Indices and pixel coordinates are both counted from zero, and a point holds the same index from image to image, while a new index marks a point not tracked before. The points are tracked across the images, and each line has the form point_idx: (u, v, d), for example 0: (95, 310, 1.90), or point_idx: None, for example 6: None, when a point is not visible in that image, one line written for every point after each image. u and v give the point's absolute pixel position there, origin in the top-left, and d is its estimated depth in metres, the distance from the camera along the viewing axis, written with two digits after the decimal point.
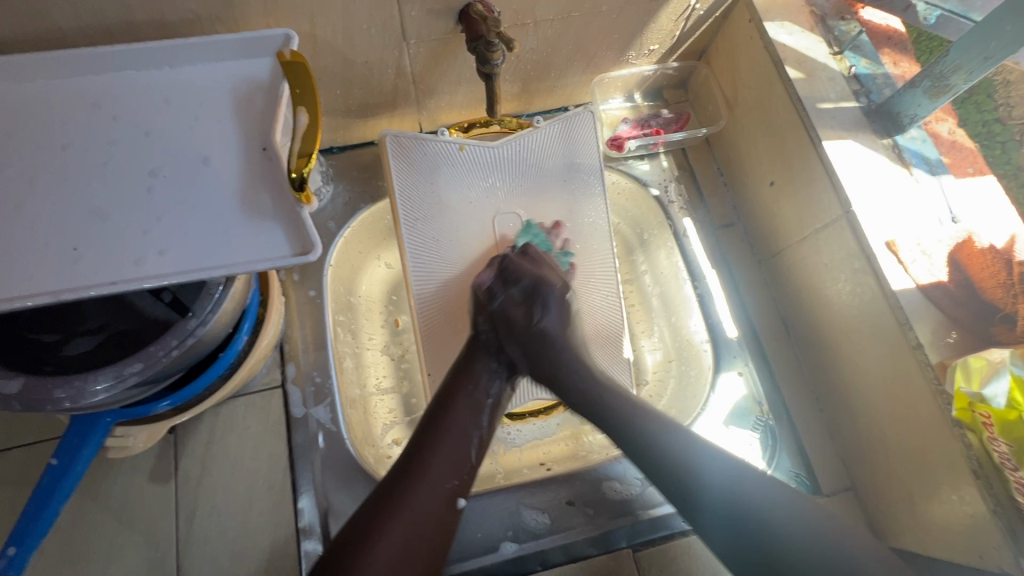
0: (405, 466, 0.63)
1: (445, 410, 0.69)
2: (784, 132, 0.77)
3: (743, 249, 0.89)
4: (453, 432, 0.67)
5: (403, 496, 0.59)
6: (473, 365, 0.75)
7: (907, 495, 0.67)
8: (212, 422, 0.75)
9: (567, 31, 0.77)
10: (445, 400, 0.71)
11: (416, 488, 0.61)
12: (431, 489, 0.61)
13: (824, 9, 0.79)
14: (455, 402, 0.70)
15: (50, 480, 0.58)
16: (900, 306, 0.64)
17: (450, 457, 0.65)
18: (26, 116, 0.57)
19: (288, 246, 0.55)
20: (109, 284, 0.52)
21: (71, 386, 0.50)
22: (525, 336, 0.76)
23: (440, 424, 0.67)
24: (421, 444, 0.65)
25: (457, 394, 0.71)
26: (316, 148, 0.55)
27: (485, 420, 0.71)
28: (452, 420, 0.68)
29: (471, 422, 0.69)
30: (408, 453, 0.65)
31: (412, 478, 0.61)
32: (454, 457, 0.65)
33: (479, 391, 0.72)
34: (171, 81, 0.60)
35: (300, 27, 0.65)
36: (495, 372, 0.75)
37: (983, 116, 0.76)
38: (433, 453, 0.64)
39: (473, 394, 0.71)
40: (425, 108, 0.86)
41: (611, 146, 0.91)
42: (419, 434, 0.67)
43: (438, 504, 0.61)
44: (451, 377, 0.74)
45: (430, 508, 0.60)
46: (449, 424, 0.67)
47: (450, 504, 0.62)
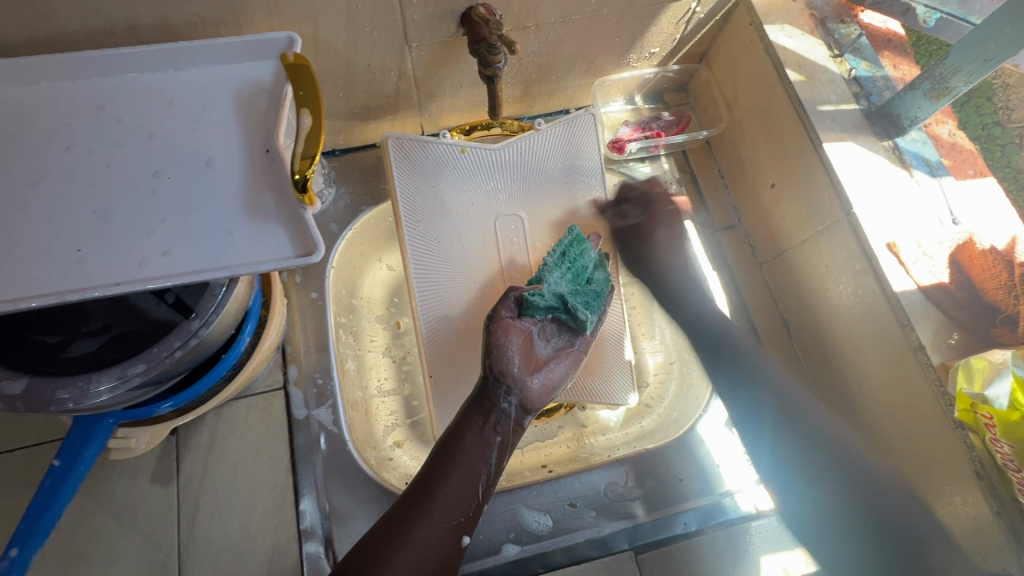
0: (411, 500, 0.62)
1: (455, 445, 0.66)
2: (785, 134, 0.77)
3: (743, 250, 0.90)
4: (462, 467, 0.65)
5: (407, 533, 0.59)
6: (484, 399, 0.69)
7: None
8: (214, 424, 0.75)
9: (568, 35, 0.78)
10: (455, 433, 0.67)
11: (420, 527, 0.60)
12: (435, 527, 0.61)
13: (824, 12, 0.80)
14: (466, 437, 0.67)
15: (53, 481, 0.58)
16: (901, 307, 0.64)
17: (456, 494, 0.63)
18: (30, 118, 0.57)
19: (292, 247, 0.55)
20: (113, 284, 0.52)
21: (75, 387, 0.50)
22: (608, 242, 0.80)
23: (448, 460, 0.65)
24: (428, 477, 0.64)
25: (467, 428, 0.67)
26: (319, 150, 0.55)
27: (497, 456, 0.67)
28: (462, 455, 0.65)
29: (480, 458, 0.66)
30: (416, 484, 0.64)
31: (417, 515, 0.61)
32: (461, 495, 0.63)
33: (490, 426, 0.68)
34: (176, 85, 0.61)
35: (303, 31, 0.66)
36: (506, 410, 0.68)
37: (982, 120, 0.76)
38: (439, 491, 0.63)
39: (485, 428, 0.67)
40: (427, 111, 0.87)
41: (612, 148, 0.93)
42: (429, 466, 0.66)
43: (441, 546, 0.60)
44: (463, 409, 0.70)
45: (432, 549, 0.60)
46: (457, 459, 0.65)
47: (452, 544, 0.61)
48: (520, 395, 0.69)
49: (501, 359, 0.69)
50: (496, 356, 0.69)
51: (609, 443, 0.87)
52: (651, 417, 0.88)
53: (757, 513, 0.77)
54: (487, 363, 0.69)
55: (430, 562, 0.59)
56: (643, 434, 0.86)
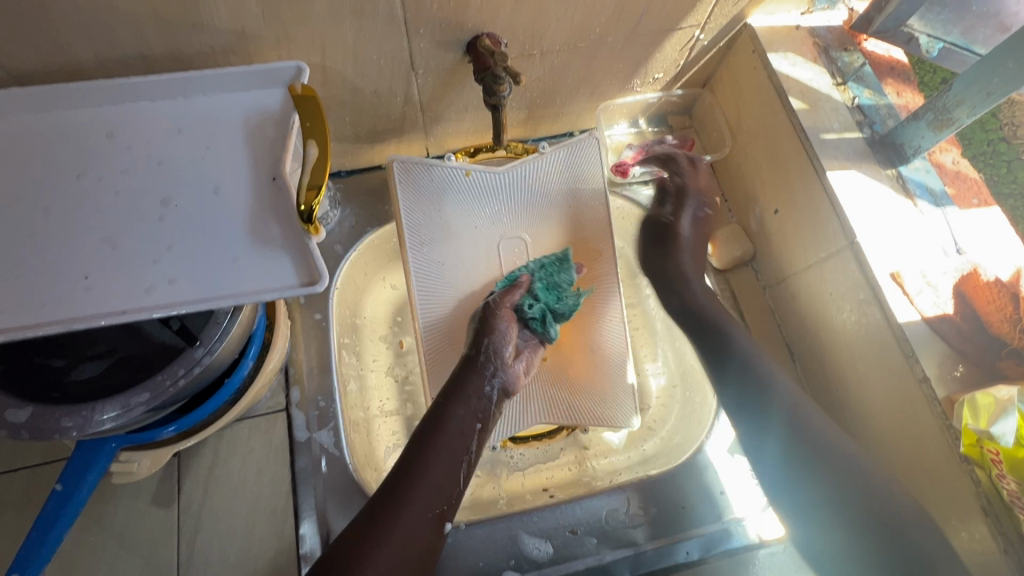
0: (393, 488, 0.61)
1: (437, 429, 0.67)
2: (787, 160, 0.78)
3: (750, 278, 0.89)
4: (444, 453, 0.65)
5: (392, 523, 0.58)
6: (470, 379, 0.73)
7: None
8: (216, 446, 0.75)
9: (573, 62, 0.79)
10: (436, 418, 0.68)
11: (406, 517, 0.60)
12: (420, 512, 0.61)
13: (827, 40, 0.80)
14: (448, 423, 0.68)
15: (54, 506, 0.58)
16: (905, 337, 0.64)
17: (440, 482, 0.63)
18: (43, 145, 0.58)
19: (296, 275, 0.56)
20: (119, 313, 0.53)
21: (78, 415, 0.50)
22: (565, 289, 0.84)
23: (430, 445, 0.65)
24: (411, 462, 0.64)
25: (451, 412, 0.69)
26: (325, 180, 0.56)
27: (472, 444, 0.69)
28: (445, 440, 0.66)
29: (461, 446, 0.67)
30: (396, 470, 0.64)
31: (402, 504, 0.60)
32: (443, 481, 0.64)
33: (471, 411, 0.70)
34: (185, 112, 0.62)
35: (311, 59, 0.66)
36: (489, 394, 0.73)
37: (987, 135, 0.77)
38: (423, 476, 0.63)
39: (467, 414, 0.70)
40: (433, 134, 0.87)
41: (616, 171, 0.93)
42: (409, 451, 0.65)
43: (424, 534, 0.60)
44: (443, 394, 0.71)
45: (416, 539, 0.59)
46: (440, 445, 0.66)
47: (435, 532, 0.61)
48: (503, 379, 0.75)
49: (490, 345, 0.75)
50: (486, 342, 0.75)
51: (612, 466, 0.87)
52: (654, 441, 0.89)
53: (760, 543, 0.75)
54: (482, 343, 0.76)
55: (414, 552, 0.58)
56: (646, 459, 0.86)
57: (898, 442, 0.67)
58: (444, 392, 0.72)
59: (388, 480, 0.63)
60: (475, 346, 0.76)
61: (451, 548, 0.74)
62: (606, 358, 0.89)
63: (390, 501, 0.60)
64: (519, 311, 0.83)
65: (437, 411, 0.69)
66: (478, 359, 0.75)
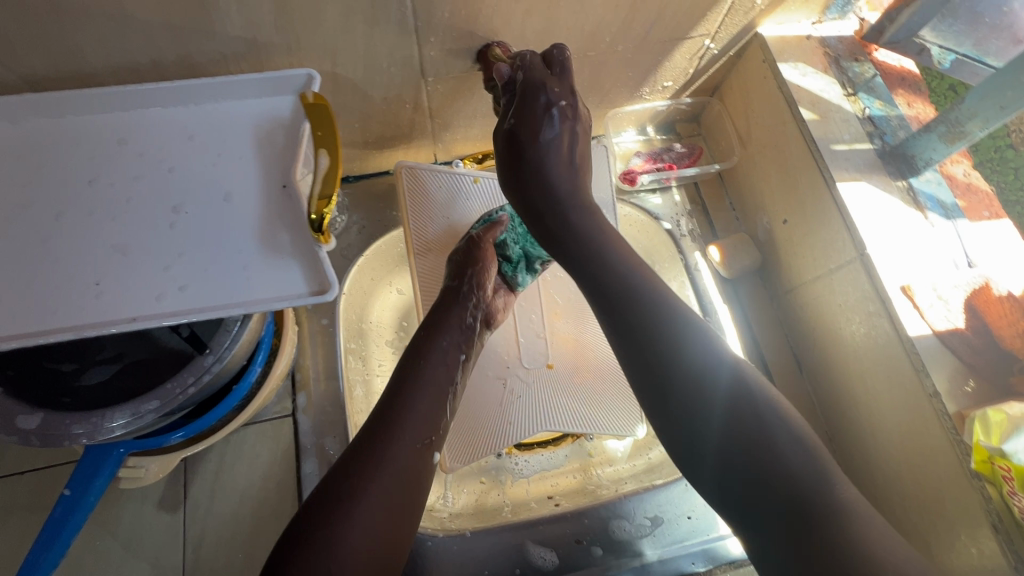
0: (376, 421, 0.58)
1: (419, 361, 0.66)
2: (796, 170, 0.77)
3: (758, 285, 0.89)
4: (430, 388, 0.64)
5: (382, 453, 0.55)
6: (454, 307, 0.73)
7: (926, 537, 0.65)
8: (222, 451, 0.75)
9: (583, 70, 0.78)
10: (416, 354, 0.67)
11: (395, 445, 0.56)
12: (409, 441, 0.57)
13: (838, 50, 0.80)
14: (429, 356, 0.66)
15: (62, 511, 0.58)
16: (917, 352, 0.63)
17: (424, 410, 0.61)
18: (54, 151, 0.59)
19: (306, 284, 0.56)
20: (129, 320, 0.53)
21: (89, 422, 0.50)
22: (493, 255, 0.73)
23: (409, 377, 0.63)
24: (396, 394, 0.61)
25: (432, 345, 0.68)
26: (336, 191, 0.56)
27: (454, 375, 0.68)
28: (429, 372, 0.65)
29: (446, 379, 0.66)
30: (382, 403, 0.61)
31: (387, 434, 0.57)
32: (426, 408, 0.62)
33: (454, 343, 0.70)
34: (198, 119, 0.62)
35: (322, 66, 0.66)
36: (472, 325, 0.74)
37: (993, 141, 0.73)
38: (409, 406, 0.60)
39: (451, 347, 0.69)
40: (441, 140, 0.88)
41: (623, 180, 0.93)
42: (392, 388, 0.63)
43: (412, 461, 0.56)
44: (422, 330, 0.70)
45: (408, 464, 0.56)
46: (426, 380, 0.64)
47: (426, 457, 0.58)
48: (483, 310, 0.77)
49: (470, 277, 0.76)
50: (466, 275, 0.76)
51: (616, 474, 0.87)
52: (659, 448, 0.88)
53: None
54: (465, 273, 0.76)
55: (408, 475, 0.55)
56: (650, 468, 0.86)
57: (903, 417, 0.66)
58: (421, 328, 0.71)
59: (373, 417, 0.59)
60: (456, 277, 0.76)
61: (457, 556, 0.75)
62: (613, 366, 0.89)
63: (376, 430, 0.57)
64: (499, 246, 0.84)
65: (417, 346, 0.68)
66: (459, 292, 0.75)
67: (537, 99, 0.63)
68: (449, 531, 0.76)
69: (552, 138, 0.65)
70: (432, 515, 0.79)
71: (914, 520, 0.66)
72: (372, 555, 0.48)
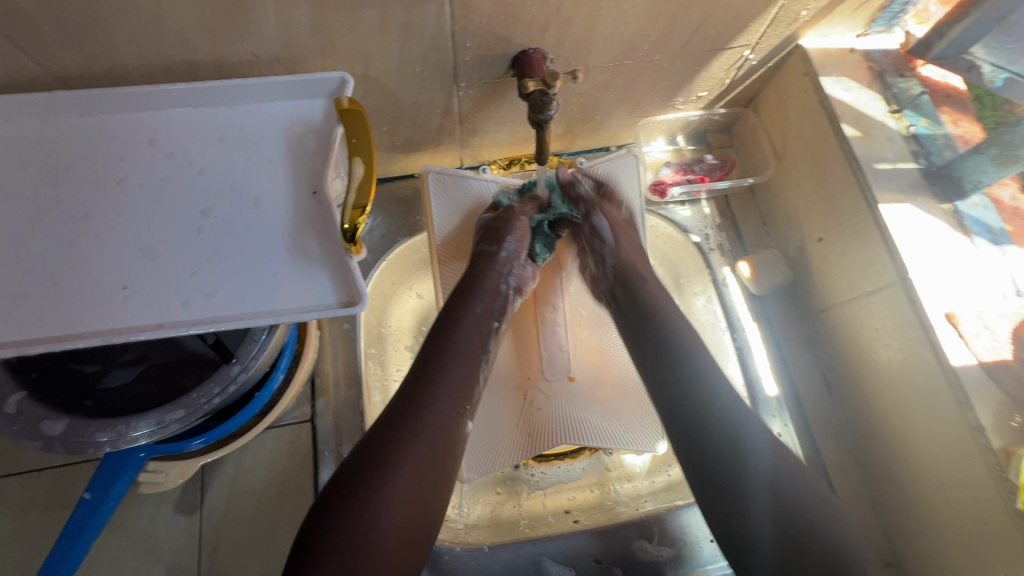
0: (407, 390, 0.59)
1: (449, 329, 0.66)
2: (835, 188, 0.75)
3: (789, 306, 0.87)
4: (463, 357, 0.64)
5: (411, 426, 0.56)
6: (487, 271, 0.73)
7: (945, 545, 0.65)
8: (240, 455, 0.74)
9: (618, 78, 0.77)
10: (447, 317, 0.67)
11: (427, 418, 0.57)
12: (444, 412, 0.59)
13: (882, 65, 0.78)
14: (464, 323, 0.67)
15: (81, 515, 0.57)
16: (960, 384, 0.61)
17: (456, 379, 0.62)
18: (86, 150, 0.58)
19: (335, 294, 0.55)
20: (156, 327, 0.52)
21: (114, 430, 0.51)
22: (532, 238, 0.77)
23: (442, 344, 0.64)
24: (427, 363, 0.62)
25: (464, 312, 0.67)
26: (370, 201, 0.55)
27: (485, 341, 0.69)
28: (460, 340, 0.65)
29: (479, 348, 0.67)
30: (414, 372, 0.62)
31: (419, 404, 0.58)
32: (459, 376, 0.62)
33: (486, 307, 0.70)
34: (228, 121, 0.61)
35: (355, 70, 0.65)
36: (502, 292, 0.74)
37: None
38: (440, 372, 0.62)
39: (484, 313, 0.69)
40: (468, 145, 0.86)
41: (653, 190, 0.92)
42: (423, 356, 0.63)
43: (445, 432, 0.58)
44: (455, 293, 0.71)
45: (438, 438, 0.57)
46: (459, 348, 0.64)
47: (457, 424, 0.60)
48: (517, 278, 0.77)
49: (505, 244, 0.75)
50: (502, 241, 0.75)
51: (636, 491, 0.85)
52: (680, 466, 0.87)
53: None
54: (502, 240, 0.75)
55: (435, 448, 0.56)
56: (670, 488, 0.84)
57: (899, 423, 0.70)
58: (456, 291, 0.71)
59: (406, 388, 0.60)
60: (490, 237, 0.75)
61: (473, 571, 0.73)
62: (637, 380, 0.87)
63: (409, 398, 0.58)
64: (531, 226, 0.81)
65: (450, 310, 0.68)
66: (493, 256, 0.74)
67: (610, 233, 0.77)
68: (467, 544, 0.75)
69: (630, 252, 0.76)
70: (447, 526, 0.78)
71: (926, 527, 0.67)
72: (405, 522, 0.52)
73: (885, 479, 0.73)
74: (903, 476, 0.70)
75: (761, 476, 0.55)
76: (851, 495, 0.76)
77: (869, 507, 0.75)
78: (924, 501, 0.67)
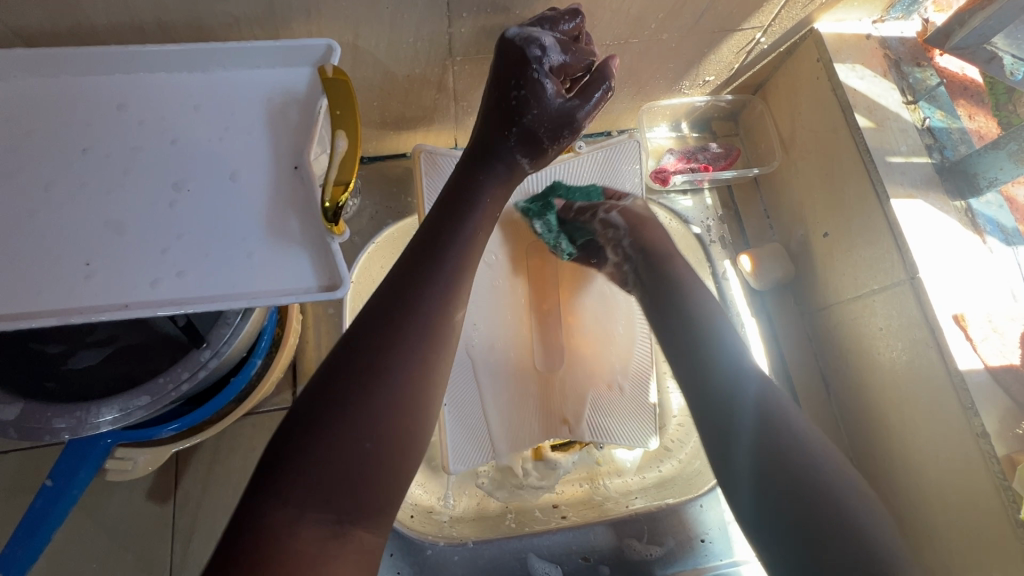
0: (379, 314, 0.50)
1: (459, 215, 0.56)
2: (844, 179, 0.72)
3: (789, 303, 0.84)
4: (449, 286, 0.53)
5: (375, 365, 0.47)
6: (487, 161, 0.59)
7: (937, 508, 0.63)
8: (216, 441, 0.71)
9: (622, 57, 0.73)
10: (457, 198, 0.57)
11: (390, 360, 0.48)
12: (410, 353, 0.49)
13: (898, 53, 0.74)
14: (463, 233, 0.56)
15: (42, 504, 0.54)
16: (966, 387, 0.59)
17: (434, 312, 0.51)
18: (48, 112, 0.53)
19: (315, 278, 0.51)
20: (120, 307, 0.48)
21: (73, 417, 0.48)
22: (531, 126, 0.58)
23: (441, 247, 0.54)
24: (401, 288, 0.51)
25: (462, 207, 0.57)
26: (354, 177, 0.50)
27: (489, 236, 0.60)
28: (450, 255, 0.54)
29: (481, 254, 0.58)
30: (382, 297, 0.51)
31: (381, 341, 0.48)
32: (445, 306, 0.52)
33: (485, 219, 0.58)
34: (205, 88, 0.57)
35: (343, 38, 0.61)
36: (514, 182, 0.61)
37: None
38: (412, 301, 0.50)
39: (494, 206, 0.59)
40: (463, 124, 0.82)
41: (655, 178, 0.88)
42: (395, 275, 0.53)
43: (410, 377, 0.48)
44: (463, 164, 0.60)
45: (406, 381, 0.48)
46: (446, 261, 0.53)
47: (437, 360, 0.51)
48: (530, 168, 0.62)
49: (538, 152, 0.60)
50: (524, 146, 0.59)
51: (625, 487, 0.83)
52: (671, 462, 0.85)
53: None
54: (516, 125, 0.58)
55: (408, 391, 0.48)
56: (660, 486, 0.82)
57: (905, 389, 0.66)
58: (466, 162, 0.60)
59: (366, 322, 0.50)
60: (515, 122, 0.58)
61: (456, 567, 0.72)
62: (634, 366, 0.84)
63: (371, 338, 0.48)
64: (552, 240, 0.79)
65: (461, 188, 0.58)
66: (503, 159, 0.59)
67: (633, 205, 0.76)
68: (450, 538, 0.73)
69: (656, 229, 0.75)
70: (431, 519, 0.76)
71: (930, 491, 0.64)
72: (354, 479, 0.44)
73: (878, 482, 0.71)
74: (898, 477, 0.68)
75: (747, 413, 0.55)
76: None
77: None
78: (917, 502, 0.66)
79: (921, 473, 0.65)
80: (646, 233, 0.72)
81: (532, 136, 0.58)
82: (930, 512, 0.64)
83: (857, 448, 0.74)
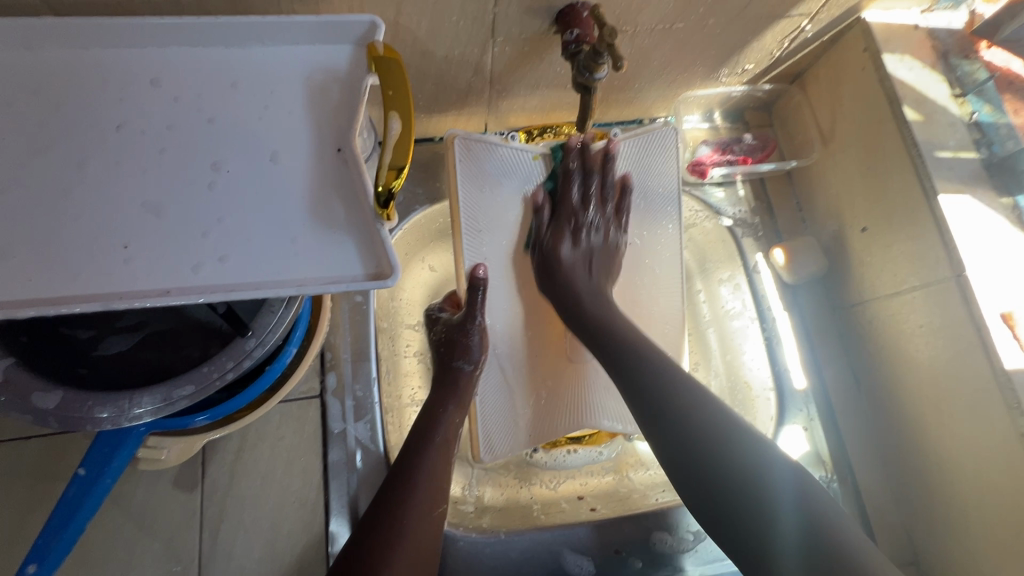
0: (387, 486, 0.60)
1: (433, 416, 0.67)
2: (887, 174, 0.71)
3: (820, 299, 0.83)
4: (439, 442, 0.65)
5: (400, 501, 0.58)
6: (444, 382, 0.71)
7: (979, 561, 0.64)
8: (244, 430, 0.69)
9: (665, 43, 0.70)
10: (427, 419, 0.67)
11: (412, 490, 0.59)
12: (431, 490, 0.60)
13: (946, 45, 0.73)
14: (442, 418, 0.67)
15: (75, 493, 0.52)
16: (1013, 388, 0.58)
17: (439, 455, 0.63)
18: (77, 86, 0.51)
19: (361, 266, 0.49)
20: (162, 294, 0.46)
21: (115, 405, 0.47)
22: (453, 332, 0.74)
23: (429, 425, 0.66)
24: (412, 448, 0.63)
25: (439, 412, 0.67)
26: (409, 162, 0.48)
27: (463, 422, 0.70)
28: (440, 425, 0.66)
29: (455, 431, 0.67)
30: (397, 461, 0.62)
31: (407, 479, 0.60)
32: (449, 443, 0.65)
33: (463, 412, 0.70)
34: (242, 64, 0.54)
35: (384, 14, 0.58)
36: (467, 371, 0.72)
37: None
38: (419, 456, 0.62)
39: (459, 419, 0.68)
40: (496, 108, 0.80)
41: (691, 171, 0.87)
42: (408, 445, 0.64)
43: (431, 507, 0.59)
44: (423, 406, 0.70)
45: (427, 515, 0.58)
46: (436, 429, 0.65)
47: (445, 489, 0.62)
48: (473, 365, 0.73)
49: (472, 353, 0.73)
50: (461, 351, 0.72)
51: (651, 480, 0.83)
52: None
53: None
54: (447, 340, 0.74)
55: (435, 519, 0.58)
56: None
57: (923, 445, 0.70)
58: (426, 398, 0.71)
59: (389, 477, 0.61)
60: (443, 345, 0.74)
61: (488, 558, 0.71)
62: None
63: (396, 484, 0.59)
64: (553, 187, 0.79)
65: (425, 416, 0.67)
66: (456, 366, 0.72)
67: (589, 238, 0.78)
68: (481, 530, 0.73)
69: (601, 266, 0.79)
70: (457, 509, 0.75)
71: (963, 541, 0.65)
72: None
73: (910, 478, 0.72)
74: (936, 476, 0.68)
75: (781, 495, 0.53)
76: (877, 497, 0.75)
77: (892, 504, 0.74)
78: (956, 502, 0.66)
79: (962, 520, 0.65)
80: (566, 267, 0.76)
81: (453, 343, 0.73)
82: (969, 512, 0.64)
83: (890, 446, 0.75)
